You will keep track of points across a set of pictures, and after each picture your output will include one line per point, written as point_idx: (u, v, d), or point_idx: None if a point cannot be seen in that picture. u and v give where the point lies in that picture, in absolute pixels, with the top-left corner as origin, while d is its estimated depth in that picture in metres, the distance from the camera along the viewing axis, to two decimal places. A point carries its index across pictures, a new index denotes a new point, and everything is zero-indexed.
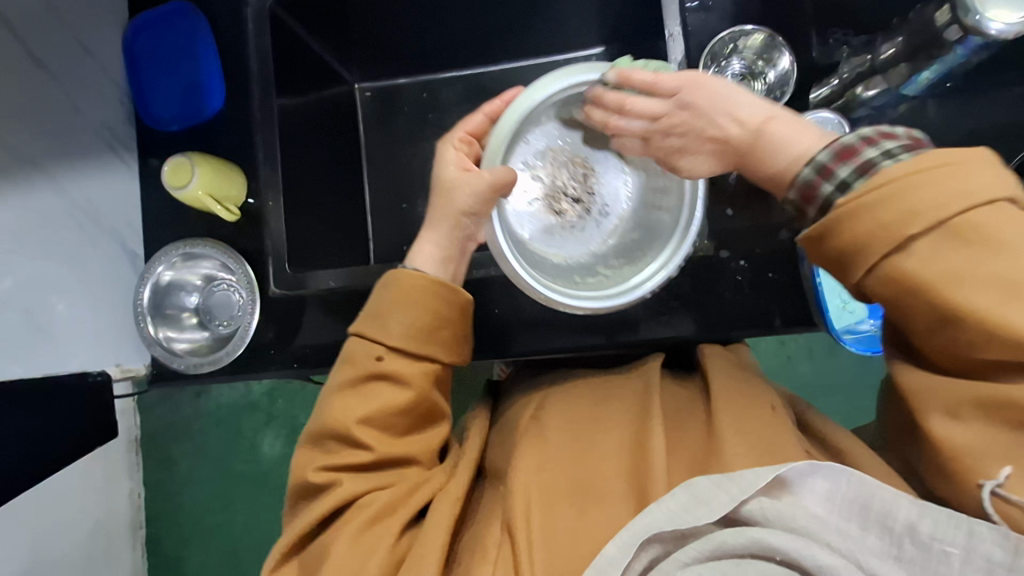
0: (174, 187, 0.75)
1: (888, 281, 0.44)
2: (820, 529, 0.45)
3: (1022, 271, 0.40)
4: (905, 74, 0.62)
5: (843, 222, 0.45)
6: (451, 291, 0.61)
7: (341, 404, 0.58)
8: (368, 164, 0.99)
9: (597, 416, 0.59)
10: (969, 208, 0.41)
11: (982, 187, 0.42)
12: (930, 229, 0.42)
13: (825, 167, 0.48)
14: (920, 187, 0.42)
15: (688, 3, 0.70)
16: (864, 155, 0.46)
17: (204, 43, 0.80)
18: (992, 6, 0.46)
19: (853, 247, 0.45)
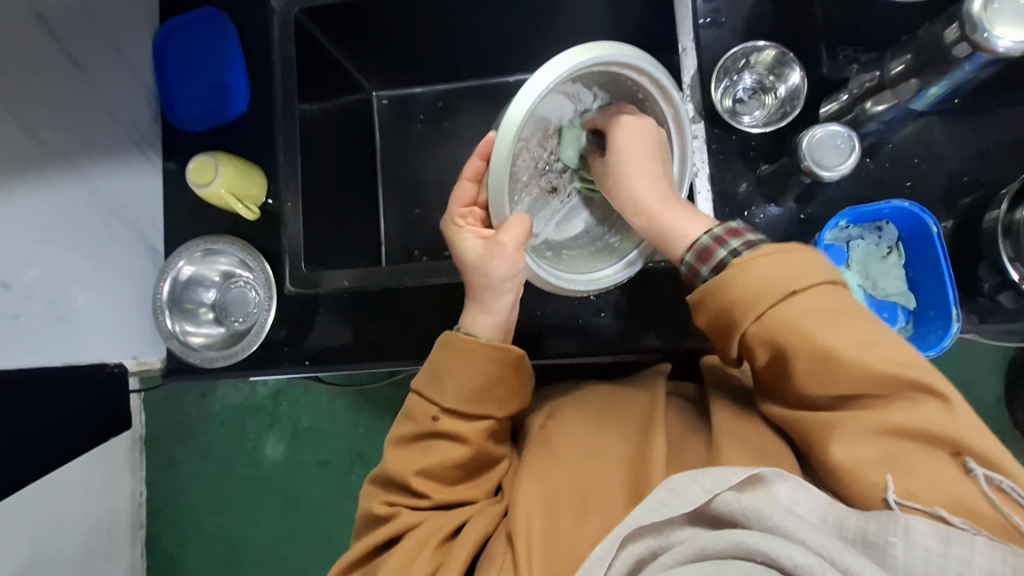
0: (198, 185, 0.77)
1: (761, 334, 0.50)
2: (795, 526, 0.42)
3: (850, 328, 0.48)
4: (916, 89, 0.62)
5: (717, 288, 0.51)
6: (506, 350, 0.60)
7: (404, 455, 0.60)
8: (382, 170, 1.01)
9: (602, 426, 0.60)
10: (806, 279, 0.49)
11: (813, 266, 0.50)
12: (783, 297, 0.49)
13: (696, 262, 0.55)
14: (767, 265, 0.50)
15: (700, 20, 0.73)
16: (717, 256, 0.53)
17: (230, 47, 0.83)
18: (1000, 24, 0.47)
19: (730, 307, 0.51)
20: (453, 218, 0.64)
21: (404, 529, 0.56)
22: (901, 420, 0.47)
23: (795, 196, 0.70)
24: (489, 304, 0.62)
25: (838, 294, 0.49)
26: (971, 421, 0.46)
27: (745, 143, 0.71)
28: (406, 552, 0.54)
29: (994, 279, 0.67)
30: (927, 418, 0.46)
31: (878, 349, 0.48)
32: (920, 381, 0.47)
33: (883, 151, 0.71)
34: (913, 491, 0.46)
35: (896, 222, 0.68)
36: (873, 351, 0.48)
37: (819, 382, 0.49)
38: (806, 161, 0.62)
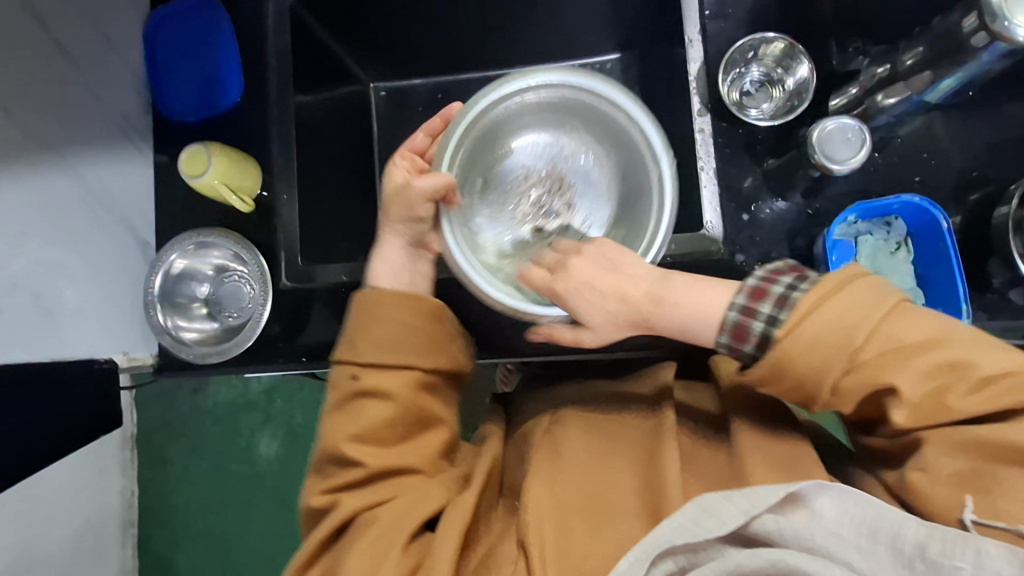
0: (190, 176, 0.75)
1: (847, 390, 0.47)
2: (839, 548, 0.41)
3: (943, 354, 0.46)
4: (929, 81, 0.61)
5: (784, 371, 0.48)
6: (423, 299, 0.59)
7: (334, 426, 0.57)
8: (379, 163, 0.99)
9: (610, 433, 0.59)
10: (885, 308, 0.46)
11: (872, 300, 0.47)
12: (867, 341, 0.46)
13: (745, 312, 0.50)
14: (826, 322, 0.46)
15: (706, 11, 0.71)
16: (774, 292, 0.49)
17: (224, 35, 0.80)
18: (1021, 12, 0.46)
19: (807, 376, 0.48)
20: (397, 158, 0.63)
21: (350, 514, 0.54)
22: (997, 438, 0.45)
23: (802, 191, 0.69)
24: (383, 250, 0.64)
25: (906, 322, 0.47)
26: None
27: (752, 137, 0.70)
28: (367, 538, 0.51)
29: (1005, 276, 0.66)
30: None
31: (943, 368, 0.46)
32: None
33: (891, 145, 0.70)
34: (999, 508, 0.43)
35: (904, 217, 0.67)
36: (959, 377, 0.46)
37: (922, 415, 0.47)
38: (816, 154, 0.61)
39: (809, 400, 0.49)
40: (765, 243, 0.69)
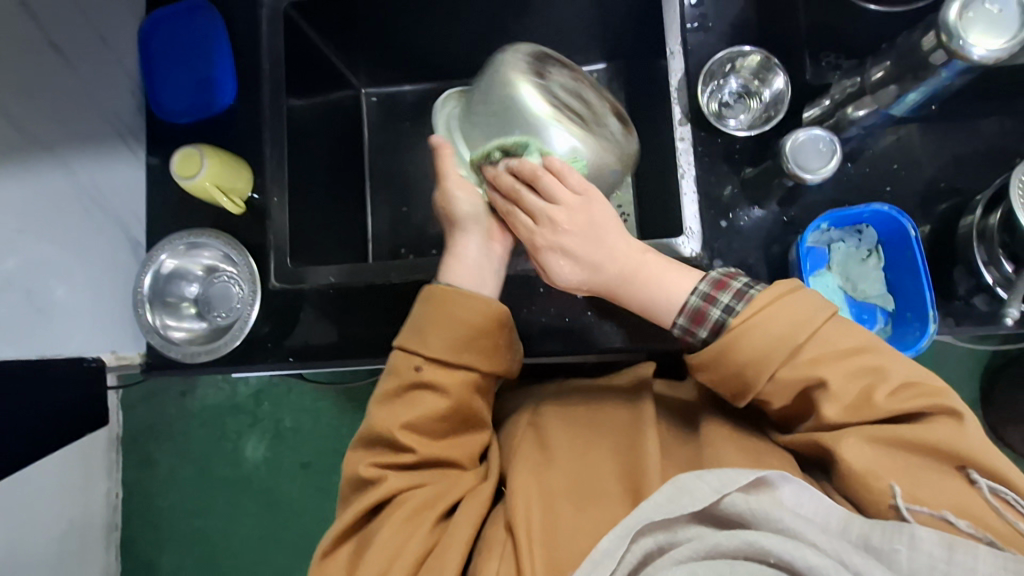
0: (184, 178, 0.76)
1: (775, 385, 0.52)
2: (806, 529, 0.43)
3: (863, 362, 0.51)
4: (895, 95, 0.63)
5: (725, 355, 0.52)
6: (492, 303, 0.59)
7: (387, 411, 0.58)
8: (370, 168, 1.00)
9: (595, 422, 0.61)
10: (816, 321, 0.51)
11: (810, 312, 0.52)
12: (793, 349, 0.51)
13: (706, 299, 0.56)
14: (776, 319, 0.51)
15: (688, 25, 0.74)
16: (734, 286, 0.55)
17: (217, 39, 0.81)
18: (974, 31, 0.47)
19: (740, 363, 0.52)
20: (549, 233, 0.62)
21: (392, 494, 0.55)
22: (905, 436, 0.49)
23: (778, 199, 0.71)
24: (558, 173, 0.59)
25: (840, 332, 0.52)
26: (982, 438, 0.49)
27: (730, 146, 0.72)
28: (399, 523, 0.53)
29: (969, 283, 0.69)
30: (939, 435, 0.49)
31: (868, 374, 0.51)
32: (936, 403, 0.50)
33: (863, 156, 0.73)
34: (919, 493, 0.47)
35: (875, 225, 0.70)
36: (880, 383, 0.51)
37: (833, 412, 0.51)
38: (789, 164, 0.63)
39: (738, 390, 0.54)
40: (739, 250, 0.72)
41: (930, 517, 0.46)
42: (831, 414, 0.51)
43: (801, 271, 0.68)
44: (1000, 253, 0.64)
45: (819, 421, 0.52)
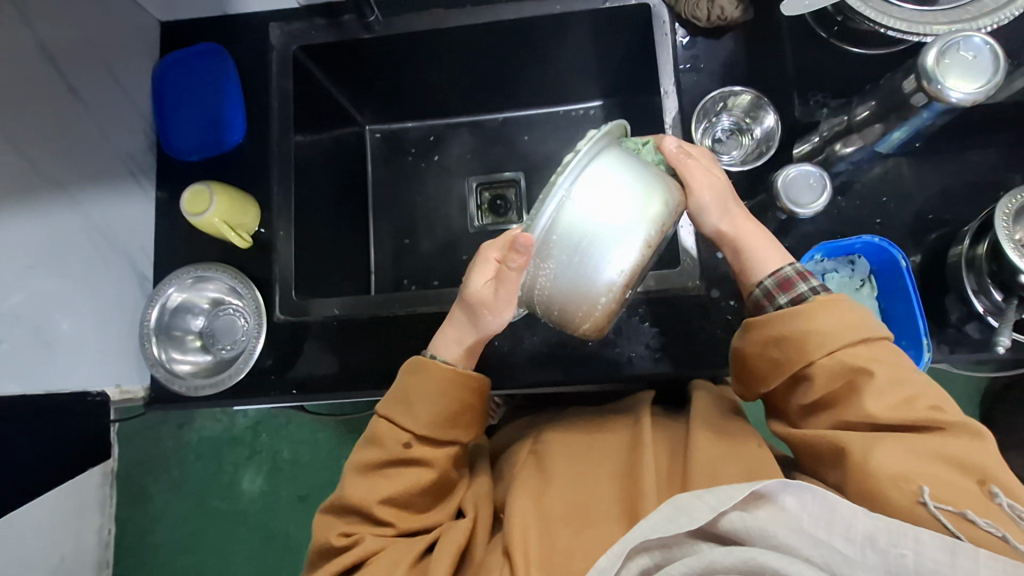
0: (193, 215, 0.78)
1: (830, 363, 0.53)
2: (801, 543, 0.44)
3: (907, 374, 0.53)
4: (879, 133, 0.66)
5: (798, 320, 0.55)
6: (473, 377, 0.61)
7: (367, 481, 0.59)
8: (373, 201, 1.03)
9: (592, 447, 0.61)
10: (871, 328, 0.54)
11: (869, 319, 0.55)
12: (856, 339, 0.53)
13: (799, 274, 0.59)
14: (834, 321, 0.54)
15: (681, 66, 0.78)
16: (798, 288, 0.58)
17: (228, 80, 0.84)
18: (951, 76, 0.50)
19: (802, 336, 0.54)
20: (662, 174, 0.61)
21: (365, 555, 0.55)
22: (934, 444, 0.50)
23: (772, 232, 0.74)
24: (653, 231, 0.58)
25: (885, 350, 0.54)
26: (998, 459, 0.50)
27: (724, 181, 0.75)
28: None
29: (961, 310, 0.70)
30: (965, 449, 0.50)
31: (908, 387, 0.52)
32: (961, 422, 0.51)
33: (852, 189, 0.75)
34: (945, 494, 0.47)
35: (867, 255, 0.72)
36: (916, 398, 0.52)
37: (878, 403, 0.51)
38: (781, 200, 0.66)
39: (786, 367, 0.55)
40: None
41: (953, 518, 0.47)
42: (874, 403, 0.51)
43: None
44: (989, 281, 0.66)
45: (861, 409, 0.52)
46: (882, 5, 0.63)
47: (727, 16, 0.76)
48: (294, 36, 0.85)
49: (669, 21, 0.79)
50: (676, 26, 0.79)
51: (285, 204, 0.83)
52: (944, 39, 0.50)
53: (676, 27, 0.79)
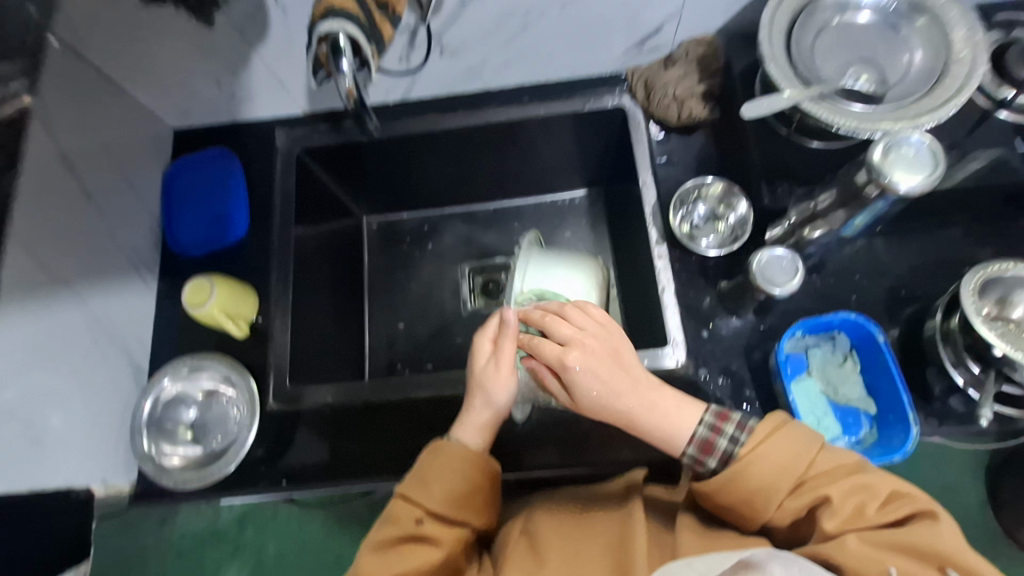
0: (192, 306, 0.81)
1: (781, 507, 0.56)
2: None
3: (856, 482, 0.55)
4: (844, 218, 0.71)
5: (733, 484, 0.57)
6: (489, 461, 0.62)
7: (379, 560, 0.59)
8: (370, 287, 1.06)
9: (584, 526, 0.62)
10: (809, 453, 0.57)
11: (805, 445, 0.57)
12: (793, 478, 0.56)
13: (712, 429, 0.60)
14: (776, 454, 0.56)
15: (658, 159, 0.86)
16: (720, 445, 0.59)
17: (235, 182, 0.90)
18: (896, 170, 0.54)
19: (748, 495, 0.57)
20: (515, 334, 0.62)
21: None
22: (896, 537, 0.52)
23: (753, 309, 0.78)
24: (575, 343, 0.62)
25: (829, 461, 0.57)
26: (957, 539, 0.52)
27: (705, 263, 0.79)
28: None
29: (942, 384, 0.73)
30: (925, 538, 0.52)
31: (859, 490, 0.55)
32: (918, 509, 0.54)
33: (826, 268, 0.80)
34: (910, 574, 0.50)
35: (846, 332, 0.74)
36: (868, 501, 0.55)
37: (830, 527, 0.54)
38: (758, 280, 0.69)
39: (745, 520, 0.58)
40: (723, 357, 0.76)
41: None
42: (828, 527, 0.54)
43: (782, 378, 0.71)
44: (965, 354, 0.69)
45: (819, 535, 0.54)
46: (828, 108, 0.70)
47: (696, 115, 0.84)
48: (298, 139, 0.91)
49: (644, 119, 0.87)
50: (650, 123, 0.88)
51: (283, 294, 0.86)
52: (886, 138, 0.56)
53: (651, 125, 0.88)
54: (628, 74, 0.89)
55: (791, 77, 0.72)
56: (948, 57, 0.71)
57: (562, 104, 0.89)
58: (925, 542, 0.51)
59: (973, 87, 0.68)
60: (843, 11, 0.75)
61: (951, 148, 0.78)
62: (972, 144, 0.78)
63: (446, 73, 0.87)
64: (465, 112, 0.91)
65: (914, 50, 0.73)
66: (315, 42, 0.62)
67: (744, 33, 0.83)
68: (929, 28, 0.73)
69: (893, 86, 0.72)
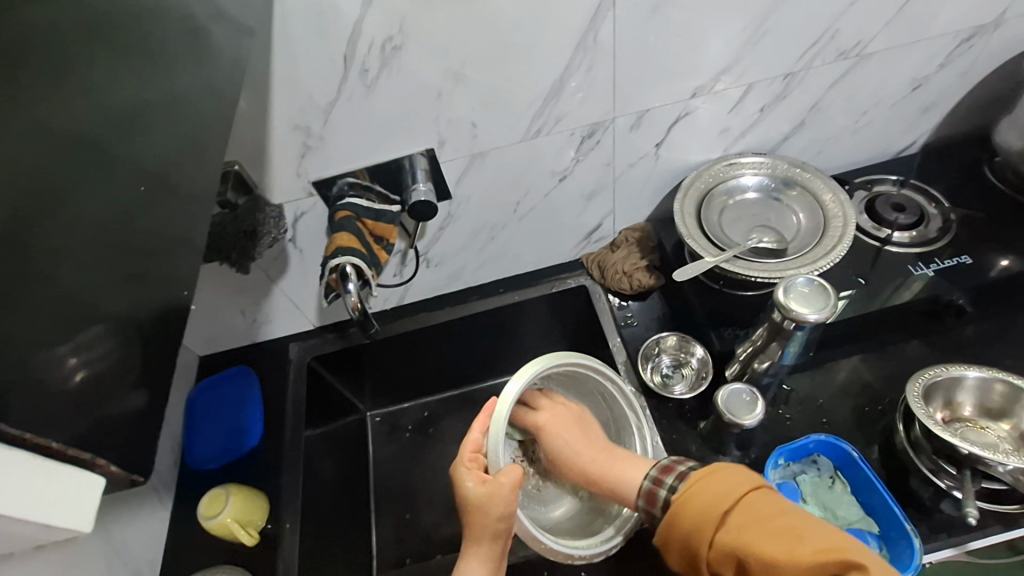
0: (207, 518, 0.84)
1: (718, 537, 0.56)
2: None
3: (781, 511, 0.56)
4: (778, 350, 0.81)
5: (674, 521, 0.60)
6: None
7: None
8: (375, 481, 1.09)
9: None
10: (741, 485, 0.58)
11: (737, 478, 0.59)
12: (727, 513, 0.57)
13: (655, 483, 0.66)
14: (703, 491, 0.59)
15: (622, 323, 0.99)
16: (660, 495, 0.64)
17: (253, 397, 0.98)
18: (795, 305, 0.67)
19: (688, 524, 0.59)
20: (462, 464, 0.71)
21: None
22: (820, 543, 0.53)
23: (736, 445, 0.84)
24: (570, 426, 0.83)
25: (766, 497, 0.57)
26: (839, 532, 0.55)
27: (682, 407, 0.88)
28: None
29: (929, 492, 0.77)
30: (841, 545, 0.53)
31: (782, 522, 0.55)
32: (828, 535, 0.54)
33: (789, 398, 0.89)
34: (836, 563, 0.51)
35: (824, 453, 0.81)
36: (781, 517, 0.55)
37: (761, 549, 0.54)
38: (725, 414, 0.78)
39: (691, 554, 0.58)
40: None
41: None
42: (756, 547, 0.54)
43: None
44: (937, 458, 0.75)
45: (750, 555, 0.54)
46: (744, 264, 0.88)
47: (645, 283, 0.99)
48: (309, 349, 1.05)
49: (604, 293, 1.04)
50: (610, 295, 1.04)
51: (294, 496, 0.89)
52: (784, 282, 0.69)
53: (610, 296, 1.03)
54: (585, 260, 1.08)
55: (708, 245, 0.90)
56: (825, 216, 0.92)
57: (535, 289, 1.06)
58: (821, 536, 0.54)
59: (852, 235, 0.88)
60: (736, 193, 0.96)
61: (860, 279, 0.93)
62: (878, 274, 0.93)
63: (432, 279, 1.05)
64: (452, 307, 1.07)
65: (798, 213, 0.94)
66: (326, 272, 0.79)
67: (666, 218, 1.05)
68: (803, 196, 0.95)
69: (792, 240, 0.91)
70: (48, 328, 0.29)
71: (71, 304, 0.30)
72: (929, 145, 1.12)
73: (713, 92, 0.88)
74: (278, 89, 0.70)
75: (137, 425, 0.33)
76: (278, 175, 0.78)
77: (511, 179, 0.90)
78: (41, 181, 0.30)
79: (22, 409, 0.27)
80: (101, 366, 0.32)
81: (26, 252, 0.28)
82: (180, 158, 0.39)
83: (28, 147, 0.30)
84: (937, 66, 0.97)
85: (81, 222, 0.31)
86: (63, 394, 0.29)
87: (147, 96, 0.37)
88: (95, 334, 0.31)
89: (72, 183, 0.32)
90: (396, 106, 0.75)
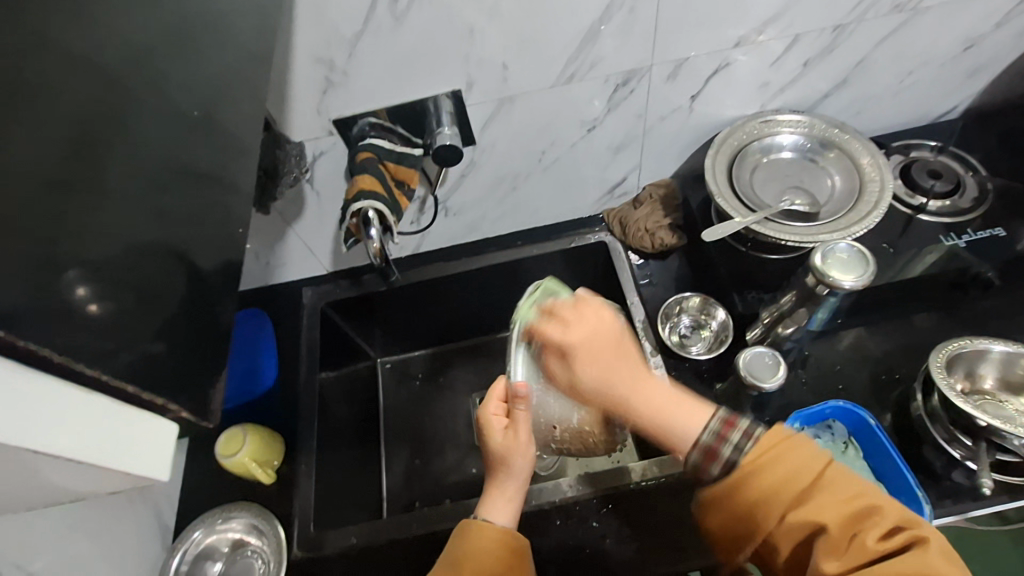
0: (224, 457, 0.85)
1: (790, 523, 0.49)
2: None
3: (857, 498, 0.49)
4: (806, 315, 0.83)
5: (734, 493, 0.51)
6: (512, 538, 0.63)
7: None
8: (386, 425, 1.10)
9: None
10: (816, 462, 0.50)
11: (808, 454, 0.51)
12: (801, 496, 0.49)
13: (717, 437, 0.54)
14: (772, 465, 0.50)
15: (642, 281, 0.98)
16: (723, 454, 0.53)
17: (266, 337, 0.96)
18: (833, 271, 0.65)
19: (752, 503, 0.50)
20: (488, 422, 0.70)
21: None
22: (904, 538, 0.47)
23: (751, 407, 0.85)
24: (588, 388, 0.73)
25: (841, 477, 0.50)
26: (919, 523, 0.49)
27: (698, 368, 0.88)
28: None
29: (941, 460, 0.78)
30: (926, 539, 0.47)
31: (857, 507, 0.48)
32: (905, 523, 0.48)
33: (807, 362, 0.88)
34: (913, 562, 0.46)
35: (840, 419, 0.81)
36: (856, 501, 0.49)
37: (836, 540, 0.47)
38: (745, 376, 0.78)
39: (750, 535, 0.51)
40: None
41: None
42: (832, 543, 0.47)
43: None
44: (954, 429, 0.76)
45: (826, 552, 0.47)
46: (776, 227, 0.85)
47: (667, 242, 0.97)
48: (322, 294, 1.04)
49: (624, 250, 1.01)
50: (630, 252, 1.01)
51: (309, 437, 0.90)
52: (822, 246, 0.67)
53: (630, 254, 1.01)
54: (605, 216, 1.05)
55: (739, 205, 0.87)
56: (861, 179, 0.89)
57: (553, 244, 1.04)
58: (898, 526, 0.48)
59: (888, 200, 0.85)
60: (771, 151, 0.93)
61: (888, 247, 0.92)
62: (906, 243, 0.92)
63: (450, 229, 1.02)
64: (468, 258, 1.05)
65: (833, 176, 0.91)
66: (347, 217, 0.77)
67: (693, 176, 1.01)
68: (840, 158, 0.92)
69: (825, 204, 0.89)
70: (91, 261, 0.28)
71: (112, 235, 0.30)
72: (971, 110, 1.07)
73: (756, 44, 0.83)
74: (301, 16, 0.65)
75: (179, 366, 0.33)
76: (297, 112, 0.75)
77: (538, 126, 0.86)
78: (83, 113, 0.30)
79: (66, 341, 0.26)
80: (137, 303, 0.31)
81: (69, 184, 0.28)
82: (192, 96, 0.38)
83: (62, 77, 0.29)
84: (993, 26, 0.91)
85: (105, 166, 0.31)
86: (104, 331, 0.28)
87: (166, 28, 0.37)
88: (130, 269, 0.31)
89: (108, 116, 0.31)
90: (424, 42, 0.71)
